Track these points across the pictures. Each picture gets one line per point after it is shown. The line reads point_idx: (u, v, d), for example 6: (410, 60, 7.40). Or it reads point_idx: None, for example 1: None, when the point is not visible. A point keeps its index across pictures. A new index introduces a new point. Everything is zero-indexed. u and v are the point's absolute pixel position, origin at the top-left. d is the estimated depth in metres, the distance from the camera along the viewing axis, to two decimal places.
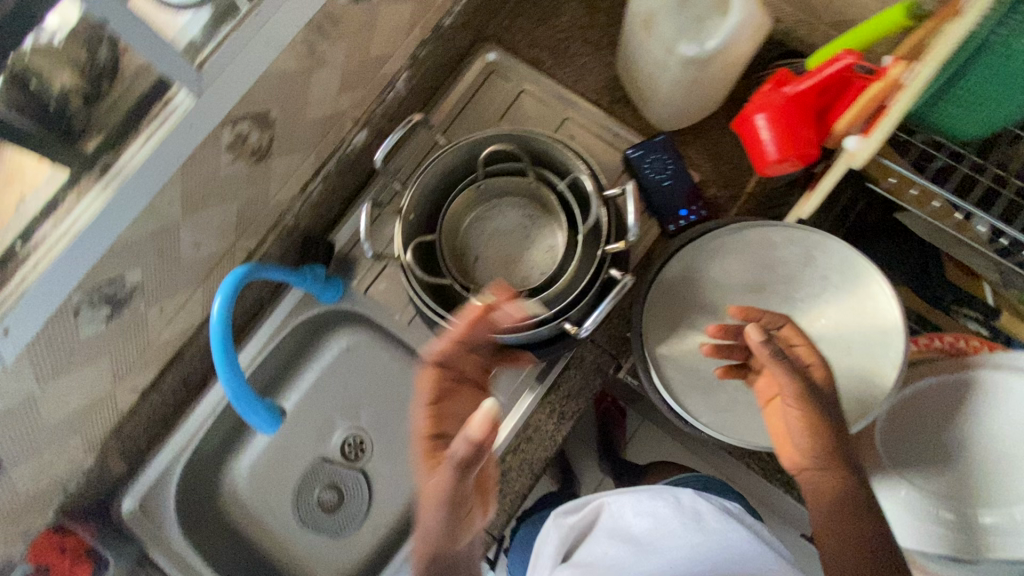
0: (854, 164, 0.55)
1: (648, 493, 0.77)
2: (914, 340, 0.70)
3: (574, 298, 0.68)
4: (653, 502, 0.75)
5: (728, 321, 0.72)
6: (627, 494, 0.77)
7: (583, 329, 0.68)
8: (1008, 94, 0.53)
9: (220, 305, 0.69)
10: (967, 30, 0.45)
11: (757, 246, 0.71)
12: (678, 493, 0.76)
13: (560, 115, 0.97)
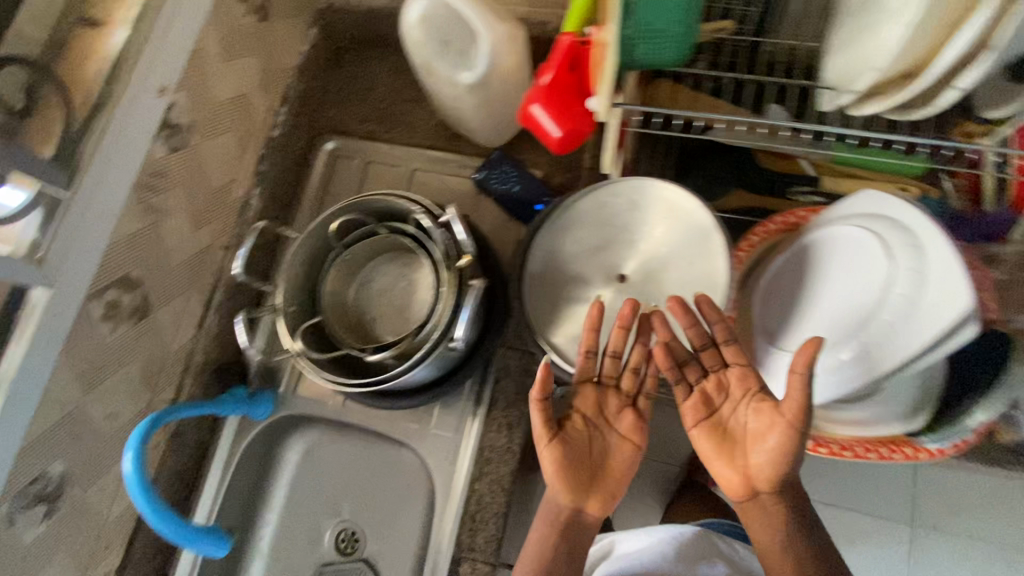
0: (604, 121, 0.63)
1: (656, 529, 0.81)
2: (752, 233, 0.78)
3: (444, 314, 0.73)
4: (660, 538, 0.79)
5: (595, 281, 0.79)
6: (639, 528, 0.82)
7: (457, 339, 0.71)
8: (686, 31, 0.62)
9: (133, 464, 0.69)
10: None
11: (593, 212, 0.80)
12: (680, 532, 0.79)
13: (408, 167, 1.05)
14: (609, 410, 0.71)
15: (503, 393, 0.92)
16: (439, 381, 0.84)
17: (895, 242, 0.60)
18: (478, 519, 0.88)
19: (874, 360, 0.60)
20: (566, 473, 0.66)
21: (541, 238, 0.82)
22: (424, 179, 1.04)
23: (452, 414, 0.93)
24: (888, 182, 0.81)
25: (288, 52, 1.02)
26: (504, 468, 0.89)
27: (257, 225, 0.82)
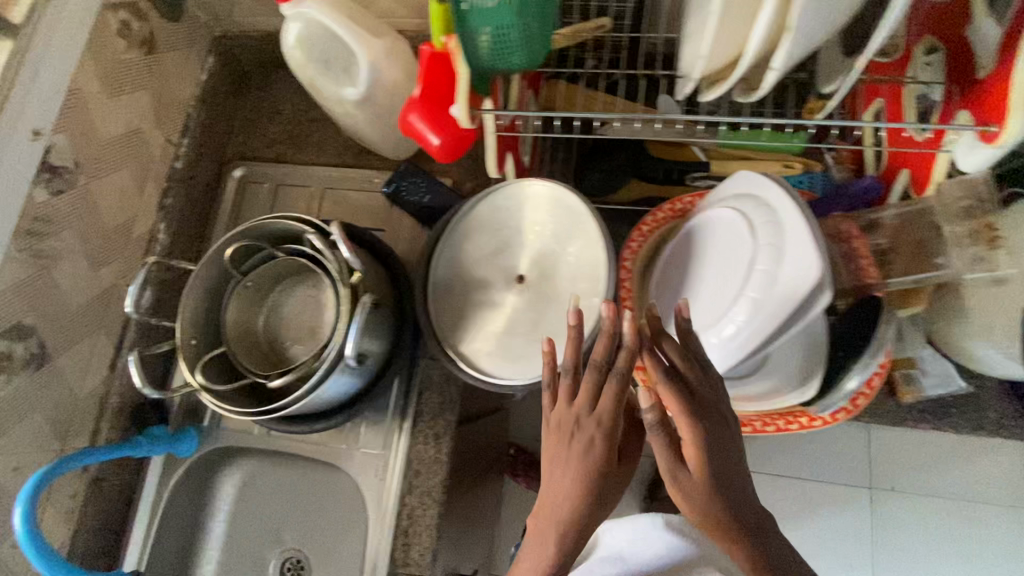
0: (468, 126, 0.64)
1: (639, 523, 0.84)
2: (643, 223, 0.80)
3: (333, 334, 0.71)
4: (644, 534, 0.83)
5: (496, 285, 0.79)
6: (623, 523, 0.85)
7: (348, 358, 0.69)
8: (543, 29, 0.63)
9: (24, 520, 0.68)
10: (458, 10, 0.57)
11: (488, 216, 0.81)
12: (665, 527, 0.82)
13: (319, 187, 1.05)
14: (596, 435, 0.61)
15: (429, 403, 0.92)
16: (352, 400, 0.83)
17: (759, 222, 0.62)
18: (412, 533, 0.87)
19: (743, 337, 0.61)
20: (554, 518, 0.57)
21: (442, 246, 0.82)
22: (336, 198, 1.04)
23: (379, 430, 0.92)
24: (774, 159, 0.83)
25: (183, 83, 1.00)
26: (435, 479, 0.89)
27: (150, 261, 0.80)
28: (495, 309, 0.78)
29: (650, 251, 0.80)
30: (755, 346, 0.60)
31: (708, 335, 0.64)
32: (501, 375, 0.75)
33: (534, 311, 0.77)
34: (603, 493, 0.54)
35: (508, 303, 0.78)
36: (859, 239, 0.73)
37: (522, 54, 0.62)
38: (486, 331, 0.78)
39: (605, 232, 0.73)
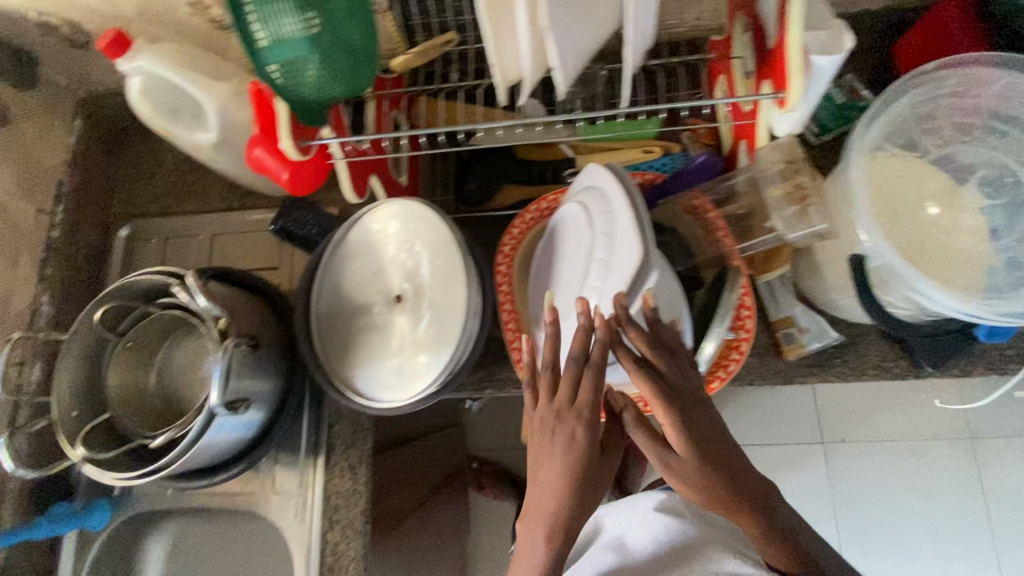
0: (299, 158, 0.65)
1: (634, 502, 0.94)
2: (514, 225, 0.82)
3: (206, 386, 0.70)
4: (639, 512, 0.92)
5: (374, 308, 0.79)
6: (618, 504, 0.96)
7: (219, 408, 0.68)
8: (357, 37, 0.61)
9: None
10: (262, 55, 0.59)
11: (359, 241, 0.80)
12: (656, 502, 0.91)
13: (209, 234, 1.04)
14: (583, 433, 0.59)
15: (340, 435, 0.91)
16: (254, 445, 0.82)
17: (597, 212, 0.64)
18: (337, 569, 0.86)
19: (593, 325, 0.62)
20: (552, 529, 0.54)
21: (319, 277, 0.81)
22: (226, 243, 1.03)
23: (293, 469, 0.91)
24: (634, 146, 0.86)
25: (51, 149, 0.98)
26: (355, 510, 0.88)
27: (16, 337, 0.78)
28: (376, 333, 0.78)
29: (523, 251, 0.81)
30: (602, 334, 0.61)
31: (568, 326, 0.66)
32: (386, 396, 0.75)
33: (416, 328, 0.76)
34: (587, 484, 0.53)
35: (390, 323, 0.78)
36: (712, 212, 0.76)
37: (331, 80, 0.61)
38: (369, 356, 0.78)
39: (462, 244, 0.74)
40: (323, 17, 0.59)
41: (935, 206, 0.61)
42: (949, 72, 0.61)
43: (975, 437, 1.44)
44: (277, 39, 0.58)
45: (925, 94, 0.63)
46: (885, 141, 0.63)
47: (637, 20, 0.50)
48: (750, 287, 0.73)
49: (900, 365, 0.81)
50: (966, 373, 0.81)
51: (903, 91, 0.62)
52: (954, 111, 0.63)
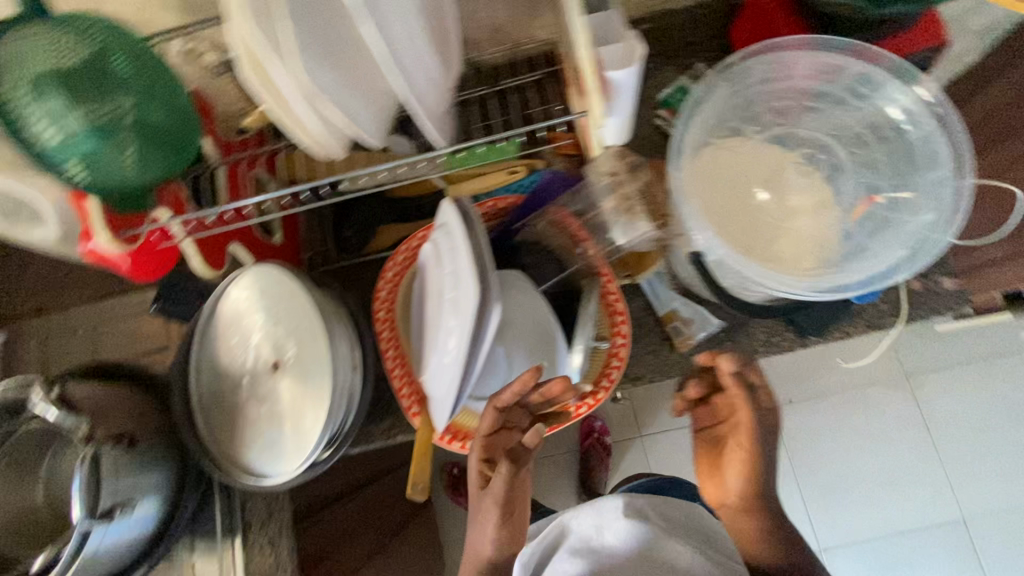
0: (124, 251, 0.62)
1: (601, 504, 0.84)
2: (388, 267, 0.79)
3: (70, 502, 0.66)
4: (606, 514, 0.83)
5: (253, 380, 0.76)
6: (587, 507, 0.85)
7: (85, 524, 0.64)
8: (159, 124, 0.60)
9: None
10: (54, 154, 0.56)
11: (226, 314, 0.77)
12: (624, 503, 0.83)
13: (91, 325, 0.99)
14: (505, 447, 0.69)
15: (254, 511, 0.87)
16: (153, 545, 0.77)
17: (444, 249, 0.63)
18: None
19: (451, 365, 0.61)
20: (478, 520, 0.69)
21: (194, 358, 0.78)
22: (111, 332, 0.98)
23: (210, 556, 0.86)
24: (496, 168, 0.76)
25: None
26: None
27: None
28: (257, 407, 0.75)
29: (403, 294, 0.80)
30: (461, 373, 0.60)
31: (436, 369, 0.64)
32: (277, 471, 0.72)
33: (296, 394, 0.72)
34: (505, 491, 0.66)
35: (269, 393, 0.75)
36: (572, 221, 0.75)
37: (140, 165, 0.59)
38: (255, 432, 0.75)
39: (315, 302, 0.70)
40: (113, 104, 0.56)
41: (764, 192, 0.62)
42: (756, 61, 0.62)
43: (911, 379, 1.60)
44: (61, 135, 0.55)
45: (737, 85, 0.64)
46: (711, 135, 0.64)
47: (415, 74, 0.48)
48: (619, 294, 0.73)
49: (787, 338, 0.83)
50: (849, 334, 0.83)
51: (715, 86, 0.63)
52: (771, 98, 0.64)
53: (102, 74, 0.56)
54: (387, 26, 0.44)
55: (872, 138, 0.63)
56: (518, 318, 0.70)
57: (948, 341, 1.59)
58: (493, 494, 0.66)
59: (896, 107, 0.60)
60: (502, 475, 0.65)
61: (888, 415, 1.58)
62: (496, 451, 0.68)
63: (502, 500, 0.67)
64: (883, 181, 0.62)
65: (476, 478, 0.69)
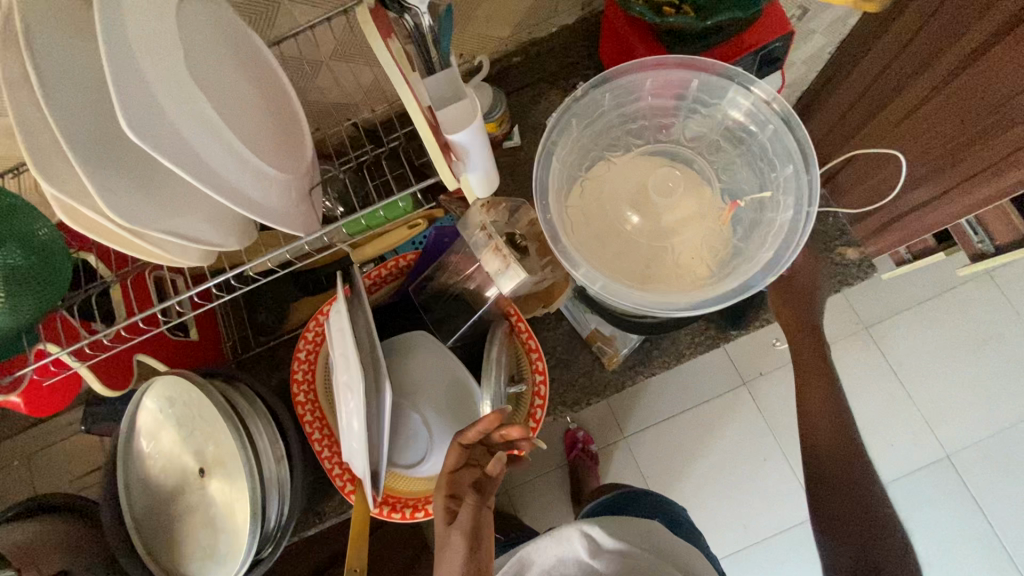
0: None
1: (562, 533, 0.82)
2: (301, 348, 0.79)
3: None
4: (565, 545, 0.81)
5: (182, 490, 0.74)
6: (548, 536, 0.83)
7: None
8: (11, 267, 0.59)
9: None
10: None
11: (144, 431, 0.75)
12: (584, 533, 0.80)
13: (26, 457, 0.97)
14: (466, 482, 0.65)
15: None
16: None
17: (332, 330, 0.62)
18: None
19: (357, 444, 0.60)
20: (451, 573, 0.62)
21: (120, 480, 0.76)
22: (47, 461, 0.96)
23: None
24: (398, 228, 0.83)
25: None
26: None
27: None
28: (191, 517, 0.73)
29: (320, 370, 0.79)
30: (366, 450, 0.59)
31: (346, 449, 0.63)
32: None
33: (226, 496, 0.71)
34: (474, 534, 0.61)
35: (200, 500, 0.73)
36: (471, 267, 0.74)
37: (10, 308, 0.59)
38: (194, 542, 0.73)
39: (220, 401, 0.69)
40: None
41: (635, 215, 0.63)
42: (604, 88, 0.64)
43: (869, 329, 1.58)
44: None
45: (589, 117, 0.65)
46: (575, 169, 0.65)
47: (242, 182, 0.49)
48: (531, 331, 0.74)
49: (710, 334, 0.83)
50: (769, 319, 0.84)
51: (568, 121, 0.64)
52: (626, 121, 0.66)
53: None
54: (190, 148, 0.44)
55: (727, 143, 0.65)
56: (431, 379, 0.70)
57: (899, 285, 1.58)
58: (461, 526, 0.61)
59: (740, 111, 0.63)
60: (470, 506, 0.61)
61: (855, 370, 1.56)
62: (462, 486, 0.64)
63: (471, 533, 0.61)
64: (744, 185, 0.64)
65: (442, 516, 0.63)
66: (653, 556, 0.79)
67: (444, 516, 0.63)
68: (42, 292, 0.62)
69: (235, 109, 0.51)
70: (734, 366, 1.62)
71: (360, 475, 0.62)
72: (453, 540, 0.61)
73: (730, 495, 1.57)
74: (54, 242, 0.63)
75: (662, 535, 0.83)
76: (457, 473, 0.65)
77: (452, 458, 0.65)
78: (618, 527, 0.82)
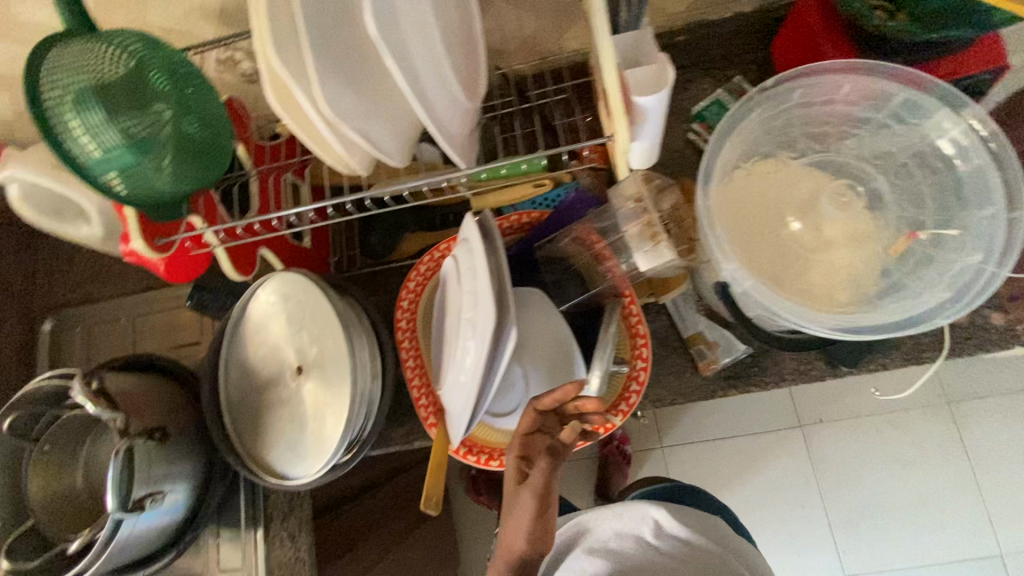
0: (152, 256, 0.65)
1: (624, 509, 0.84)
2: (409, 279, 0.81)
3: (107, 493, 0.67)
4: (627, 520, 0.83)
5: (277, 381, 0.78)
6: (609, 509, 0.85)
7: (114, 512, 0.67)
8: (183, 132, 0.60)
9: None
10: (95, 163, 0.57)
11: (256, 320, 0.79)
12: (650, 514, 0.82)
13: (132, 316, 1.04)
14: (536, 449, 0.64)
15: (278, 505, 0.90)
16: (174, 542, 0.81)
17: (465, 265, 0.64)
18: None
19: (465, 373, 0.62)
20: (520, 529, 0.60)
21: (224, 357, 0.80)
22: (149, 325, 1.03)
23: (235, 546, 0.89)
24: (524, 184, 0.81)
25: None
26: None
27: None
28: (281, 409, 0.77)
29: (426, 298, 0.82)
30: (474, 383, 0.60)
31: (453, 375, 0.64)
32: (298, 470, 0.74)
33: (318, 397, 0.74)
34: (547, 496, 0.60)
35: (293, 395, 0.77)
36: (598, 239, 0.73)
37: (174, 174, 0.61)
38: (280, 432, 0.77)
39: (338, 309, 0.73)
40: (149, 119, 0.58)
41: (797, 222, 0.60)
42: (798, 84, 0.61)
43: (953, 404, 1.48)
44: (105, 148, 0.57)
45: (775, 107, 0.62)
46: (742, 159, 0.62)
47: (436, 98, 0.49)
48: (642, 316, 0.72)
49: (817, 366, 0.79)
50: (884, 365, 0.78)
51: (752, 108, 0.61)
52: (808, 122, 0.63)
53: (142, 89, 0.58)
54: (407, 51, 0.44)
55: (914, 168, 0.61)
56: (535, 338, 0.71)
57: (998, 368, 1.47)
58: (531, 488, 0.60)
59: (947, 138, 0.58)
60: (541, 471, 0.59)
61: (924, 442, 1.48)
62: (534, 450, 0.63)
63: (542, 496, 0.60)
64: (926, 216, 0.59)
65: (512, 475, 0.63)
66: (719, 547, 0.80)
67: (511, 477, 0.62)
68: (204, 165, 0.63)
69: (440, 24, 0.51)
70: (795, 406, 1.55)
71: (460, 406, 0.63)
72: (523, 498, 0.60)
73: (760, 533, 1.51)
74: (221, 118, 0.63)
75: (725, 530, 0.85)
76: (528, 437, 0.63)
77: (525, 421, 0.63)
78: (683, 514, 0.83)
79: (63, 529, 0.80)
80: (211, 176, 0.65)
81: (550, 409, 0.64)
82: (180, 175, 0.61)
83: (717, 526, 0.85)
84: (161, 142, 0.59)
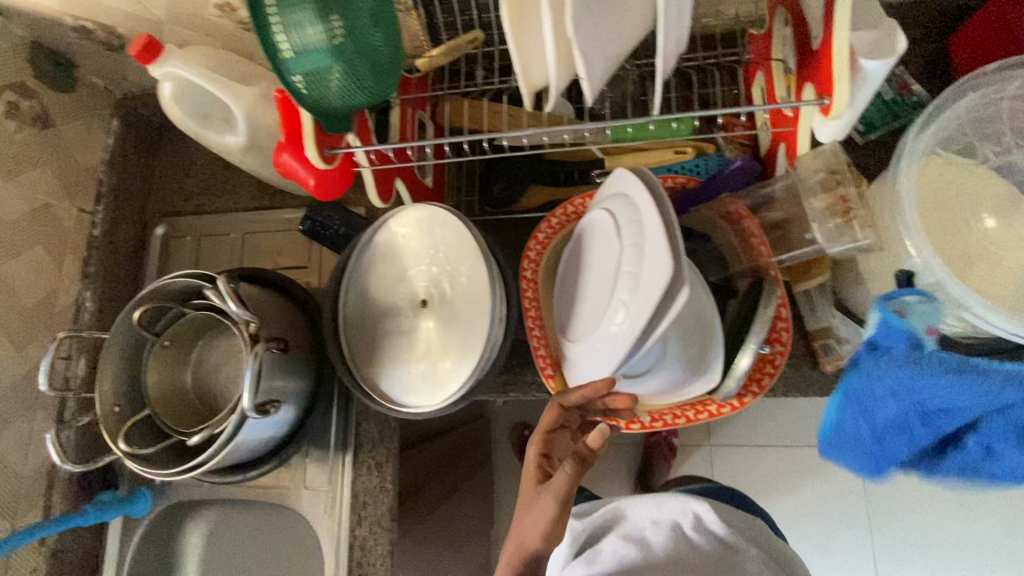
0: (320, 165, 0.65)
1: (662, 499, 0.78)
2: (540, 230, 0.81)
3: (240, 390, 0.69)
4: (666, 511, 0.76)
5: (399, 311, 0.78)
6: (645, 499, 0.79)
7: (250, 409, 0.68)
8: (366, 40, 0.59)
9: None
10: (284, 58, 0.57)
11: (386, 248, 0.79)
12: (690, 507, 0.75)
13: (241, 233, 1.06)
14: (558, 448, 0.64)
15: (367, 434, 0.92)
16: (275, 451, 0.83)
17: (625, 220, 0.62)
18: (364, 560, 0.89)
19: (616, 328, 0.60)
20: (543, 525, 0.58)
21: (349, 280, 0.80)
22: (257, 244, 1.05)
23: (322, 467, 0.92)
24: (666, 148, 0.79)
25: (88, 152, 0.99)
26: (381, 507, 0.91)
27: (56, 335, 0.79)
28: (400, 339, 0.77)
29: (552, 249, 0.81)
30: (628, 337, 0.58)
31: (603, 327, 0.62)
32: (417, 398, 0.75)
33: (444, 331, 0.75)
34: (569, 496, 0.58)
35: (413, 327, 0.77)
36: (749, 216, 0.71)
37: (352, 82, 0.60)
38: (399, 360, 0.77)
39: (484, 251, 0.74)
40: (342, 25, 0.58)
41: (992, 219, 0.57)
42: (1019, 73, 0.57)
43: None
44: (297, 45, 0.57)
45: (983, 97, 0.58)
46: (938, 146, 0.59)
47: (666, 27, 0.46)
48: (786, 299, 0.71)
49: None
50: None
51: (962, 93, 0.58)
52: (1015, 117, 0.59)
53: None
54: None
55: None
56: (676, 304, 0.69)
57: None
58: (551, 488, 0.58)
59: None
60: (564, 470, 0.58)
61: None
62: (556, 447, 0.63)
63: (563, 500, 0.57)
64: None
65: (533, 472, 0.62)
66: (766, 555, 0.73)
67: (531, 472, 0.62)
68: (378, 78, 0.62)
69: None
70: None
71: (604, 359, 0.62)
72: (542, 498, 0.58)
73: None
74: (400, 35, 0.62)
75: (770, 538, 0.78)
76: (550, 434, 0.64)
77: (549, 417, 0.64)
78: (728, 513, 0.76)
79: (174, 423, 0.82)
80: (380, 93, 0.63)
81: (575, 407, 0.64)
82: (356, 84, 0.60)
83: (760, 530, 0.79)
84: (346, 47, 0.58)
